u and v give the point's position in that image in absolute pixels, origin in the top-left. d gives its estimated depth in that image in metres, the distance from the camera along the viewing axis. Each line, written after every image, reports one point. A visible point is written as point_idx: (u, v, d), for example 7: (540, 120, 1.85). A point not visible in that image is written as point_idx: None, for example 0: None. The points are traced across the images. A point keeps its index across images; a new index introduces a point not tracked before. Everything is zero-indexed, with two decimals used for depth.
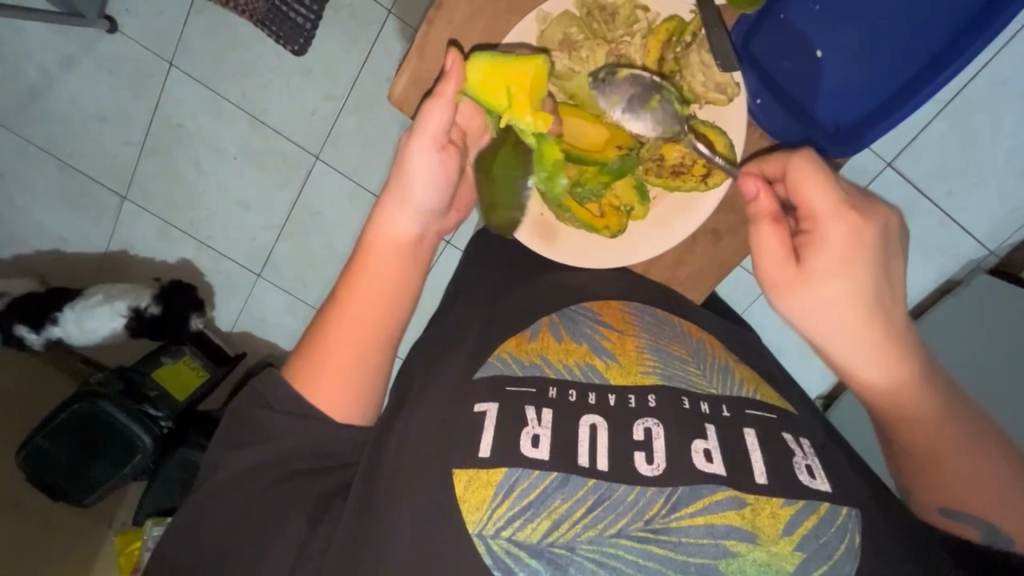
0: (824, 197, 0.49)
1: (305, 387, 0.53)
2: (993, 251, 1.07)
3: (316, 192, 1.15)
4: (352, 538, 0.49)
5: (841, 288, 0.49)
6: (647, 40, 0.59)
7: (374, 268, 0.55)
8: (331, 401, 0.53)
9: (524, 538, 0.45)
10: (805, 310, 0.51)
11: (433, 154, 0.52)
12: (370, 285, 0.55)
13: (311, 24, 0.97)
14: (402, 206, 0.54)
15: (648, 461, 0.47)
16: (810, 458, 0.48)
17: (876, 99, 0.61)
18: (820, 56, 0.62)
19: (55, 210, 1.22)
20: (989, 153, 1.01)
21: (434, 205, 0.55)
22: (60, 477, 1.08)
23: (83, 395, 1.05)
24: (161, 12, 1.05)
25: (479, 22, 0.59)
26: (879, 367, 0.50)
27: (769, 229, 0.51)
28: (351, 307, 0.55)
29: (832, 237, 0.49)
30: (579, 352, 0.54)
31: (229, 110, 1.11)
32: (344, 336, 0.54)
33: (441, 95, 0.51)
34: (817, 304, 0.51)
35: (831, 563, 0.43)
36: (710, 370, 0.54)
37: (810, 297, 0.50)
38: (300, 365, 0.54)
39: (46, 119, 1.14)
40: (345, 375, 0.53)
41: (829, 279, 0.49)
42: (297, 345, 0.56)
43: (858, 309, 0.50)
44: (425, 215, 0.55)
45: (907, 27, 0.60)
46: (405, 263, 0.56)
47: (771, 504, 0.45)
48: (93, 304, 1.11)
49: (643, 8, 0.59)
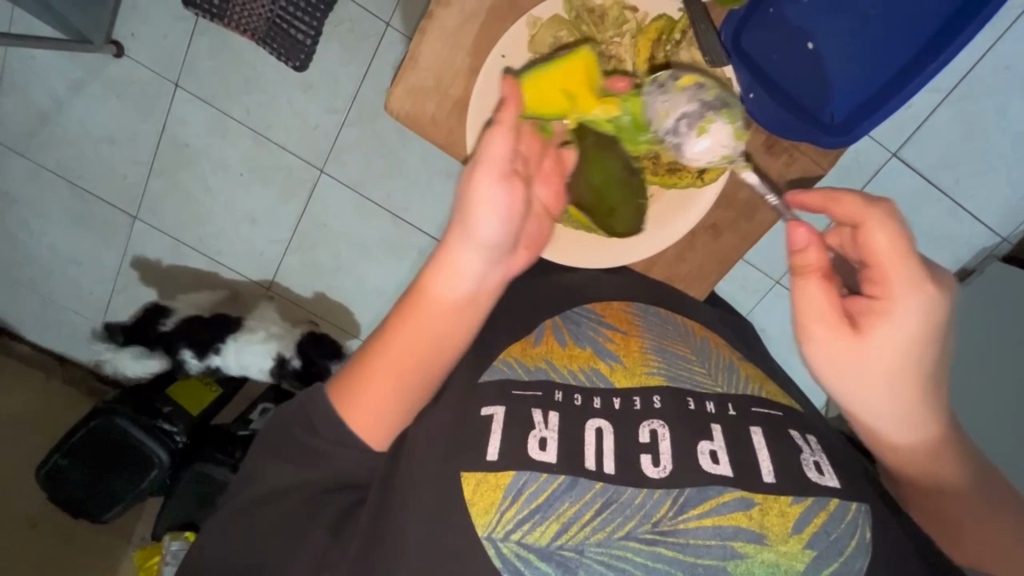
0: (894, 271, 0.46)
1: (347, 416, 0.48)
2: (1006, 237, 1.06)
3: (321, 205, 1.17)
4: (365, 547, 0.49)
5: (891, 356, 0.47)
6: (637, 39, 0.60)
7: (430, 306, 0.47)
8: (373, 437, 0.49)
9: (533, 541, 0.45)
10: (845, 373, 0.48)
11: (498, 187, 0.43)
12: (424, 325, 0.47)
13: (311, 40, 1.00)
14: (463, 246, 0.45)
15: (654, 463, 0.47)
16: (818, 454, 0.49)
17: (869, 89, 0.61)
18: (812, 47, 0.61)
19: (69, 232, 1.25)
20: (996, 139, 1.00)
21: (501, 245, 0.45)
22: (80, 494, 1.10)
23: (100, 412, 1.08)
24: (165, 35, 1.08)
25: (470, 29, 0.60)
26: (909, 433, 0.50)
27: (818, 288, 0.48)
28: (403, 349, 0.48)
29: (900, 306, 0.46)
30: (582, 356, 0.54)
31: (234, 128, 1.13)
32: (390, 373, 0.48)
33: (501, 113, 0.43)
34: (854, 368, 0.48)
35: (841, 561, 0.44)
36: (715, 367, 0.55)
37: (855, 362, 0.48)
38: (350, 389, 0.48)
39: (57, 144, 1.17)
40: (401, 411, 0.49)
41: (880, 348, 0.47)
42: (347, 363, 0.50)
43: (902, 379, 0.47)
44: (490, 257, 0.46)
45: (898, 17, 0.60)
46: (463, 313, 0.48)
47: (779, 502, 0.45)
48: (253, 341, 1.13)
49: (631, 9, 0.60)
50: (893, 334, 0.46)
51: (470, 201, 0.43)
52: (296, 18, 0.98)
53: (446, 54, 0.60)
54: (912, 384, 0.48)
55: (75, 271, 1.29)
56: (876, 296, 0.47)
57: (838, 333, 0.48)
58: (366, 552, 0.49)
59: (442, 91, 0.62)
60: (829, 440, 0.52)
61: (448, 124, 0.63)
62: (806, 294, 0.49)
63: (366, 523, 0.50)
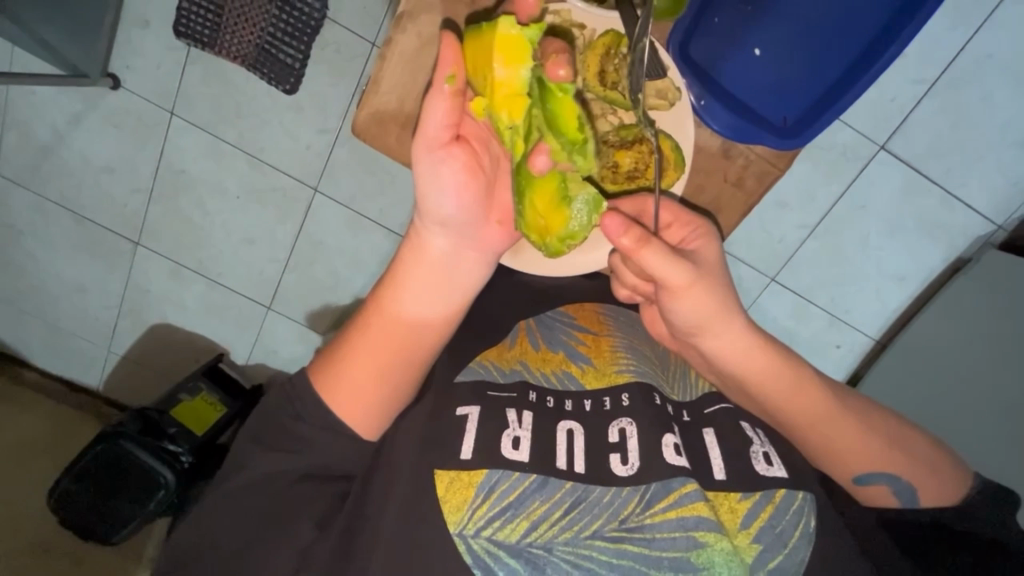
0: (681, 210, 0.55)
1: (328, 392, 0.49)
2: (1001, 225, 1.05)
3: (315, 223, 1.19)
4: (342, 545, 0.50)
5: (710, 264, 0.52)
6: (585, 54, 0.59)
7: (408, 277, 0.50)
8: (370, 425, 0.50)
9: (503, 538, 0.47)
10: (693, 302, 0.50)
11: (440, 155, 0.47)
12: (402, 290, 0.50)
13: (299, 63, 1.04)
14: (428, 217, 0.49)
15: (623, 461, 0.49)
16: (766, 445, 0.53)
17: (812, 96, 0.65)
18: (757, 53, 0.66)
19: (74, 260, 1.28)
20: (982, 128, 1.00)
21: (462, 212, 0.49)
22: (91, 517, 1.12)
23: (105, 437, 1.10)
24: (159, 65, 1.11)
25: (432, 50, 0.62)
26: (791, 387, 0.54)
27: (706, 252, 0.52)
28: (381, 321, 0.50)
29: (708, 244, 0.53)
30: (555, 360, 0.55)
31: (227, 152, 1.16)
32: (370, 345, 0.49)
33: (435, 84, 0.45)
34: (701, 292, 0.50)
35: (787, 551, 0.47)
36: (672, 376, 0.58)
37: (702, 291, 0.50)
38: (327, 367, 0.49)
39: (60, 177, 1.21)
40: (381, 390, 0.50)
41: (706, 262, 0.52)
42: (326, 347, 0.52)
43: (726, 292, 0.52)
44: (451, 223, 0.49)
45: (836, 28, 0.65)
46: (437, 281, 0.50)
47: (729, 499, 0.49)
48: None
49: (579, 26, 0.60)
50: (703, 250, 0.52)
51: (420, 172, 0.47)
52: (284, 42, 1.02)
53: (410, 75, 0.63)
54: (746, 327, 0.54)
55: (81, 298, 1.32)
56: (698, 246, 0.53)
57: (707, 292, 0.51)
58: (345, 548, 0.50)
59: (406, 111, 0.64)
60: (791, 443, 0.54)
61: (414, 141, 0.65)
62: (651, 257, 0.48)
63: (344, 519, 0.51)
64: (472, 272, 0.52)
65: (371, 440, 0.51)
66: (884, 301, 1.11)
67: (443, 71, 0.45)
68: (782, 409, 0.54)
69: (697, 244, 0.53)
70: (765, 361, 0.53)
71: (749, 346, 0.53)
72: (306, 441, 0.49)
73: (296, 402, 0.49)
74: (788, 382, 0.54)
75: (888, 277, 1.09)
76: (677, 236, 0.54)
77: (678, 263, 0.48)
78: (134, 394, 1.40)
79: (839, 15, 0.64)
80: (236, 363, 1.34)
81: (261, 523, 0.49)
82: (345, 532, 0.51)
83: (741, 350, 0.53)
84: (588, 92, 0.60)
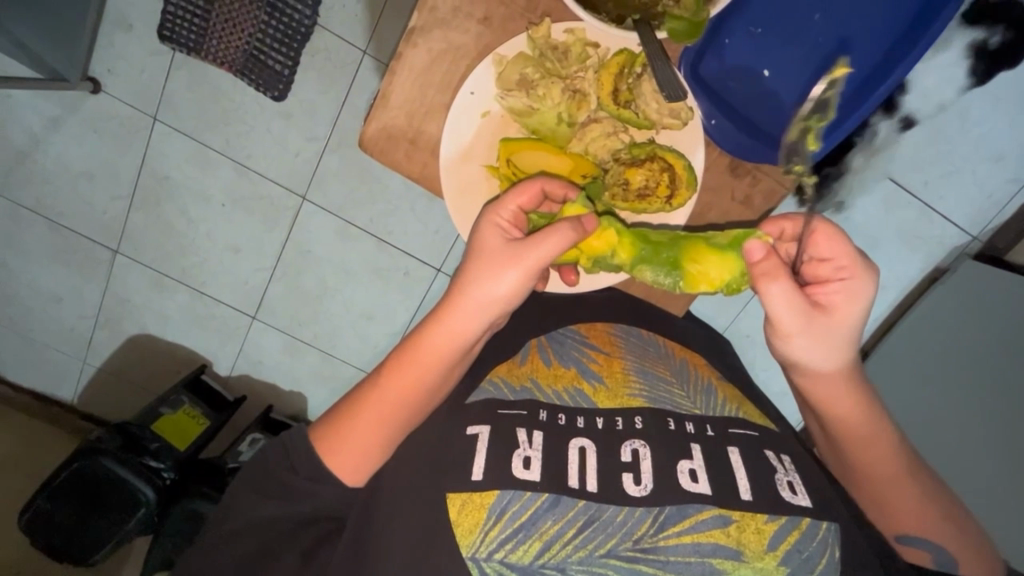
0: (845, 250, 0.51)
1: (329, 455, 0.51)
2: (976, 236, 1.09)
3: (305, 233, 1.17)
4: (349, 563, 0.51)
5: (843, 321, 0.51)
6: (600, 74, 0.61)
7: (445, 334, 0.50)
8: (353, 473, 0.51)
9: (516, 560, 0.46)
10: (804, 345, 0.52)
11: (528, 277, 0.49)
12: (425, 363, 0.51)
13: (289, 70, 1.02)
14: (478, 297, 0.49)
15: (635, 482, 0.48)
16: (792, 474, 0.50)
17: None
18: (766, 75, 0.65)
19: (48, 269, 1.23)
20: (959, 142, 1.04)
21: (507, 310, 0.51)
22: (63, 538, 1.07)
23: (80, 454, 1.05)
24: (142, 70, 1.08)
25: (440, 65, 0.61)
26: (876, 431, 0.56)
27: (841, 301, 0.51)
28: (408, 385, 0.51)
29: (852, 299, 0.51)
30: (567, 376, 0.55)
31: (213, 158, 1.13)
32: (380, 407, 0.51)
33: (570, 234, 0.49)
34: (813, 342, 0.52)
35: None
36: (695, 391, 0.56)
37: (814, 336, 0.51)
38: (326, 430, 0.51)
39: (34, 183, 1.17)
40: (376, 450, 0.51)
41: (836, 314, 0.51)
42: (325, 411, 0.53)
43: (841, 348, 0.52)
44: (497, 315, 0.50)
45: (844, 45, 0.64)
46: (457, 362, 0.52)
47: (756, 520, 0.47)
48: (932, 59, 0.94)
49: (593, 45, 0.60)
50: (843, 304, 0.51)
51: (499, 270, 0.48)
52: (273, 49, 1.00)
53: (418, 88, 0.62)
54: (854, 378, 0.55)
55: (54, 309, 1.27)
56: (834, 292, 0.51)
57: (817, 337, 0.51)
58: (350, 565, 0.51)
59: (413, 127, 0.63)
60: (804, 458, 0.54)
61: (422, 156, 0.65)
62: (772, 295, 0.50)
63: (344, 546, 0.51)
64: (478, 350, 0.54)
65: (354, 484, 0.52)
66: None
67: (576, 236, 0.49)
68: (847, 441, 0.57)
69: (836, 299, 0.51)
70: (852, 411, 0.56)
71: (844, 387, 0.55)
72: (301, 492, 0.51)
73: (290, 451, 0.52)
74: (866, 432, 0.56)
75: None
76: (820, 275, 0.52)
77: (795, 314, 0.50)
78: (113, 409, 1.35)
79: (848, 31, 0.64)
80: (219, 374, 1.31)
81: (247, 561, 0.50)
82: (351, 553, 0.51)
83: (835, 391, 0.55)
84: (603, 111, 0.62)
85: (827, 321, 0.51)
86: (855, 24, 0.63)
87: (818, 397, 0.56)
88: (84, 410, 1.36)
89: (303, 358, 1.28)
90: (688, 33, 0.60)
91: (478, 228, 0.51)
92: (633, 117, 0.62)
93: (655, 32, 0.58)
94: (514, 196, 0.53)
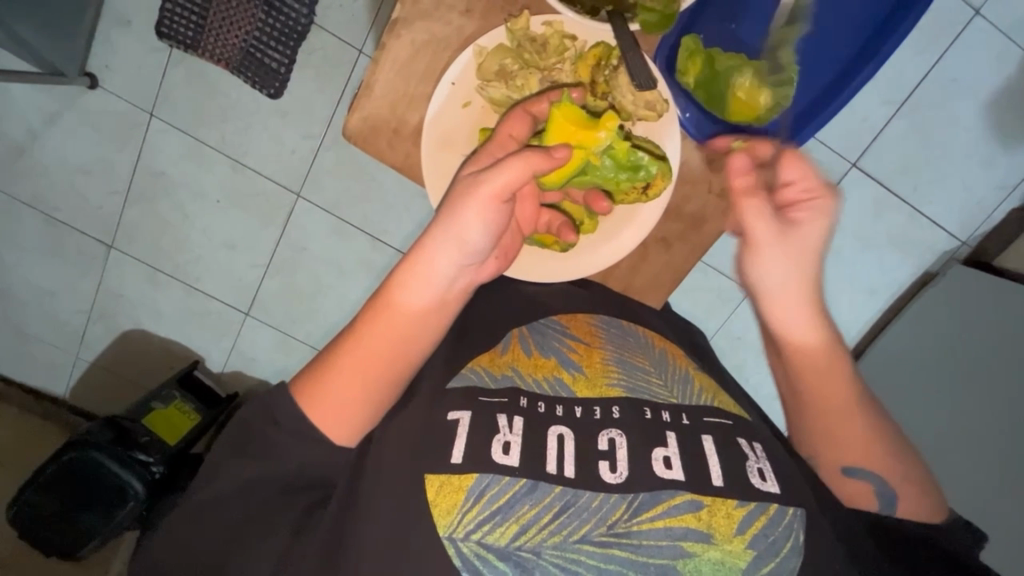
0: (810, 172, 0.52)
1: (314, 407, 0.51)
2: (966, 241, 1.10)
3: (299, 230, 1.18)
4: (328, 550, 0.51)
5: (806, 241, 0.53)
6: (577, 66, 0.62)
7: (422, 269, 0.52)
8: (341, 430, 0.52)
9: (493, 541, 0.47)
10: (764, 266, 0.54)
11: (494, 207, 0.49)
12: (404, 307, 0.52)
13: (285, 68, 1.03)
14: (448, 229, 0.50)
15: (611, 469, 0.49)
16: (762, 461, 0.51)
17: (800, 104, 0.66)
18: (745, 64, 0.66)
19: (43, 263, 1.24)
20: (949, 148, 1.05)
21: (478, 249, 0.51)
22: (48, 531, 1.07)
23: (74, 445, 1.06)
24: (140, 67, 1.09)
25: (425, 58, 0.62)
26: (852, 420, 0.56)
27: (813, 220, 0.53)
28: (389, 323, 0.52)
29: (815, 224, 0.53)
30: (548, 366, 0.56)
31: (209, 155, 1.14)
32: (362, 358, 0.52)
33: (531, 159, 0.49)
34: (779, 253, 0.53)
35: (777, 560, 0.46)
36: (671, 380, 0.56)
37: (779, 257, 0.53)
38: (308, 382, 0.52)
39: (31, 177, 1.17)
40: (360, 395, 0.52)
41: (802, 236, 0.53)
42: (305, 366, 0.54)
43: (808, 270, 0.54)
44: (470, 252, 0.51)
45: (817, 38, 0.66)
46: (436, 315, 0.53)
47: (726, 505, 0.48)
48: None
49: (571, 37, 0.61)
50: (811, 223, 0.53)
51: (468, 203, 0.49)
52: (270, 47, 1.01)
53: (405, 81, 0.63)
54: (818, 319, 0.56)
55: (48, 302, 1.27)
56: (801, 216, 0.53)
57: (785, 259, 0.53)
58: (329, 554, 0.51)
59: (400, 117, 0.64)
60: (776, 446, 0.54)
61: (407, 146, 0.66)
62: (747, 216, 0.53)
63: (323, 536, 0.52)
64: (461, 301, 0.55)
65: (349, 443, 0.53)
66: (857, 312, 1.14)
67: (537, 161, 0.49)
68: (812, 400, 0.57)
69: (804, 217, 0.53)
70: (808, 332, 0.56)
71: (808, 317, 0.56)
72: (279, 449, 0.51)
73: (274, 410, 0.51)
74: (823, 379, 0.57)
75: (860, 289, 1.13)
76: (789, 198, 0.53)
77: (761, 225, 0.53)
78: (103, 402, 1.35)
79: (821, 24, 0.66)
80: (211, 370, 1.31)
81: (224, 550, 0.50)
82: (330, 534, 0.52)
83: (794, 306, 0.55)
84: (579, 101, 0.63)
85: (794, 243, 0.53)
86: (824, 23, 0.66)
87: (786, 334, 0.57)
88: (74, 404, 1.36)
89: (297, 355, 1.28)
90: (659, 26, 0.61)
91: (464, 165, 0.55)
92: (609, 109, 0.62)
93: (628, 23, 0.59)
94: (504, 127, 0.57)
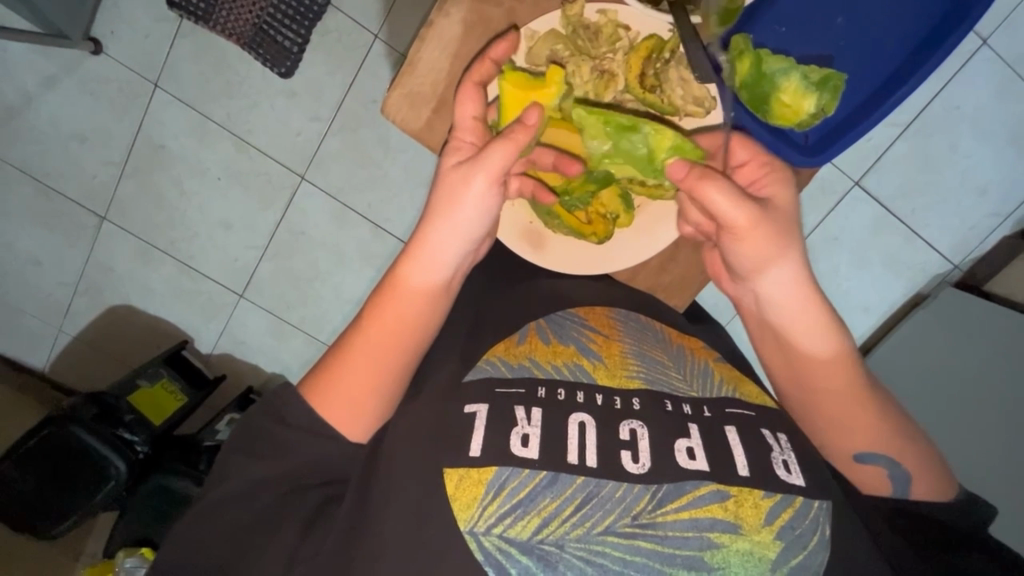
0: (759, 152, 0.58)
1: (324, 407, 0.51)
2: (958, 265, 1.12)
3: (299, 213, 1.16)
4: (346, 537, 0.51)
5: (779, 209, 0.54)
6: (629, 57, 0.62)
7: (420, 264, 0.52)
8: (358, 429, 0.53)
9: (515, 535, 0.47)
10: (754, 243, 0.53)
11: (489, 190, 0.50)
12: (402, 297, 0.52)
13: (297, 48, 1.01)
14: (444, 221, 0.51)
15: (634, 460, 0.49)
16: (786, 453, 0.51)
17: (841, 113, 0.66)
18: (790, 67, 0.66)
19: (31, 231, 1.20)
20: (948, 174, 1.07)
21: (476, 234, 0.52)
22: (24, 509, 1.03)
23: (53, 420, 1.01)
24: (147, 36, 1.07)
25: (469, 39, 0.62)
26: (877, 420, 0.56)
27: (776, 192, 0.55)
28: (394, 313, 0.52)
29: (779, 194, 0.55)
30: (567, 353, 0.55)
31: (212, 131, 1.12)
32: (370, 356, 0.52)
33: (513, 137, 0.49)
34: (764, 229, 0.53)
35: (806, 553, 0.47)
36: (691, 374, 0.56)
37: (766, 229, 0.53)
38: (318, 384, 0.52)
39: (22, 142, 1.14)
40: (365, 399, 0.52)
41: (776, 207, 0.54)
42: (314, 365, 0.54)
43: (793, 243, 0.54)
44: (466, 243, 0.52)
45: (866, 45, 0.66)
46: (438, 307, 0.54)
47: (753, 495, 0.48)
48: None
49: (624, 27, 0.61)
50: (777, 193, 0.55)
51: (461, 191, 0.50)
52: (283, 25, 0.99)
53: (445, 61, 0.62)
54: (817, 302, 0.56)
55: (33, 272, 1.23)
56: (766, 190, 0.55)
57: (772, 233, 0.53)
58: (348, 536, 0.51)
59: (438, 97, 0.64)
60: (802, 442, 0.54)
61: (443, 128, 0.65)
62: (716, 191, 0.51)
63: (344, 523, 0.51)
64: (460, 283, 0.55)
65: (360, 441, 0.53)
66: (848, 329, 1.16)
67: (518, 136, 0.49)
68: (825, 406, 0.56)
69: (770, 191, 0.55)
70: (810, 323, 0.56)
71: (806, 301, 0.55)
72: (296, 438, 0.51)
73: (281, 411, 0.52)
74: (833, 376, 0.56)
75: (853, 306, 1.15)
76: (747, 178, 0.58)
77: (743, 203, 0.51)
78: (87, 378, 1.31)
79: (870, 32, 0.66)
80: (200, 352, 1.28)
81: (245, 527, 0.50)
82: (348, 516, 0.51)
83: (790, 294, 0.55)
84: (629, 93, 0.63)
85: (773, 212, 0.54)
86: (870, 32, 0.66)
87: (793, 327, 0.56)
88: (54, 379, 1.32)
89: (288, 340, 1.25)
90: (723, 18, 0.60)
91: (441, 158, 0.54)
92: (657, 102, 0.63)
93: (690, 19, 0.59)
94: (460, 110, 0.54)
